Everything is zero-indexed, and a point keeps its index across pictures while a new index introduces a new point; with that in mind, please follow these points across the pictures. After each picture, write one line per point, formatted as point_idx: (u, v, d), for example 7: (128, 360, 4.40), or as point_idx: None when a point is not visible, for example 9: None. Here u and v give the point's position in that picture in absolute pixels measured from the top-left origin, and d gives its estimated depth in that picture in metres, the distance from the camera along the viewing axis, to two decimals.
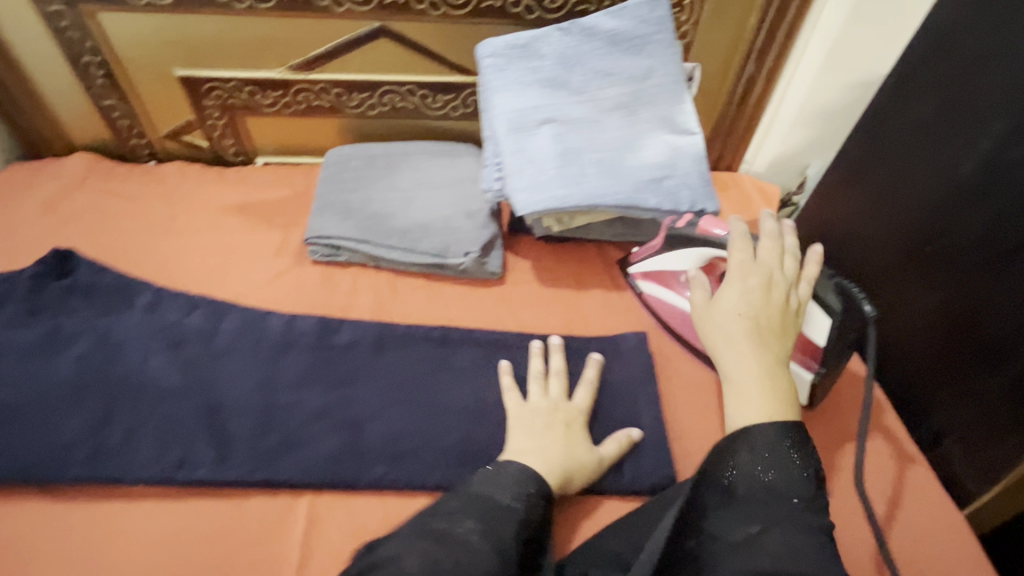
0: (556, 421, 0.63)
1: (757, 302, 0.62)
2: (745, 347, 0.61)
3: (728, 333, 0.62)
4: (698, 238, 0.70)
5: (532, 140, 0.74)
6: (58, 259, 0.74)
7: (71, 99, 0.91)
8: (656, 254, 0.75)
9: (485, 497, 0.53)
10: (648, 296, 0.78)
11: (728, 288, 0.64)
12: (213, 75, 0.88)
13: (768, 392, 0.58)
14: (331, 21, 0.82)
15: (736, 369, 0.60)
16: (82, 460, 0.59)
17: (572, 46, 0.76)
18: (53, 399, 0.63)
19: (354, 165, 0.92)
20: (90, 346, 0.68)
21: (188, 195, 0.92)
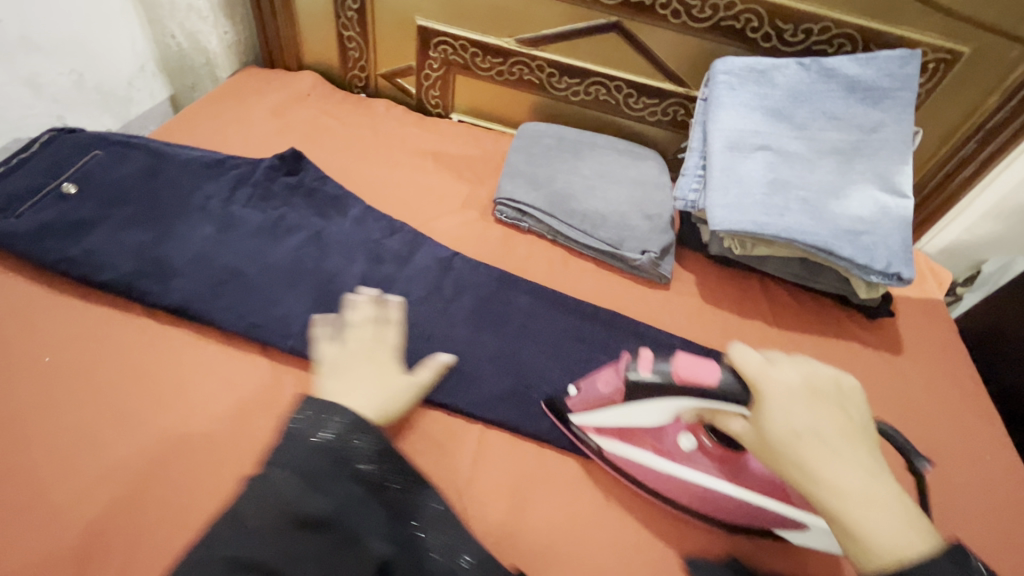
0: (369, 358, 0.61)
1: (809, 406, 0.48)
2: (855, 460, 0.46)
3: (813, 432, 0.46)
4: (677, 388, 0.54)
5: (745, 162, 0.75)
6: (292, 159, 0.84)
7: (319, 24, 1.02)
8: (605, 403, 0.61)
9: (298, 436, 0.50)
10: (615, 460, 0.61)
11: (777, 370, 0.50)
12: (447, 30, 0.95)
13: (883, 513, 0.43)
14: (574, 6, 0.87)
15: (845, 476, 0.45)
16: (296, 334, 0.66)
17: (808, 82, 0.77)
18: (277, 276, 0.71)
19: (546, 142, 0.97)
20: (307, 240, 0.76)
21: (392, 132, 1.00)
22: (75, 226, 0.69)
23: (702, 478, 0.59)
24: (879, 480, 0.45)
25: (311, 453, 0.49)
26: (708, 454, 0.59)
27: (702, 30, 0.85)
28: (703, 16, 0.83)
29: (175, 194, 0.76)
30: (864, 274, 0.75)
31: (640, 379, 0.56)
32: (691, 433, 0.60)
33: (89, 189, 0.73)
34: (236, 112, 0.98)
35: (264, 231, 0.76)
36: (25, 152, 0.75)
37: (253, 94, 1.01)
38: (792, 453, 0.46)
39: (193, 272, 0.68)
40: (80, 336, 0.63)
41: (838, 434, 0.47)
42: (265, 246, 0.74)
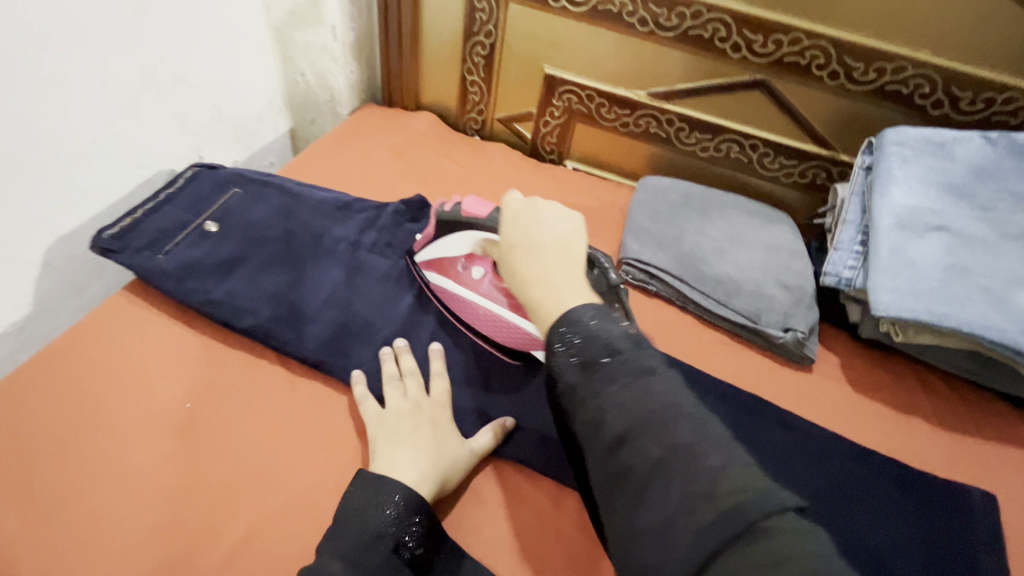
0: (421, 423, 0.59)
1: (518, 229, 0.57)
2: (553, 263, 0.54)
3: (517, 245, 0.56)
4: (464, 220, 0.65)
5: (916, 243, 0.68)
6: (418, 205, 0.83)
7: (444, 69, 1.03)
8: (434, 239, 0.69)
9: (360, 520, 0.50)
10: (433, 289, 0.70)
11: (540, 220, 0.57)
12: (575, 80, 0.93)
13: (558, 288, 0.52)
14: (718, 62, 0.83)
15: (533, 271, 0.54)
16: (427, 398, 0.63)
17: (993, 158, 0.69)
18: (407, 330, 0.69)
19: (671, 199, 0.92)
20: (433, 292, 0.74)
21: (510, 178, 0.98)
22: (217, 266, 0.69)
23: (480, 300, 0.66)
24: (554, 259, 0.54)
25: (370, 537, 0.49)
26: (495, 286, 0.66)
27: (861, 93, 0.79)
28: (865, 78, 0.77)
29: (307, 237, 0.76)
30: None
31: (447, 215, 0.67)
32: (482, 264, 0.68)
33: (229, 228, 0.74)
34: (358, 151, 0.98)
35: (392, 279, 0.74)
36: (173, 187, 0.77)
37: (374, 133, 1.02)
38: (507, 260, 0.56)
39: (326, 322, 0.67)
40: (220, 383, 0.62)
41: (538, 245, 0.56)
42: (394, 296, 0.72)
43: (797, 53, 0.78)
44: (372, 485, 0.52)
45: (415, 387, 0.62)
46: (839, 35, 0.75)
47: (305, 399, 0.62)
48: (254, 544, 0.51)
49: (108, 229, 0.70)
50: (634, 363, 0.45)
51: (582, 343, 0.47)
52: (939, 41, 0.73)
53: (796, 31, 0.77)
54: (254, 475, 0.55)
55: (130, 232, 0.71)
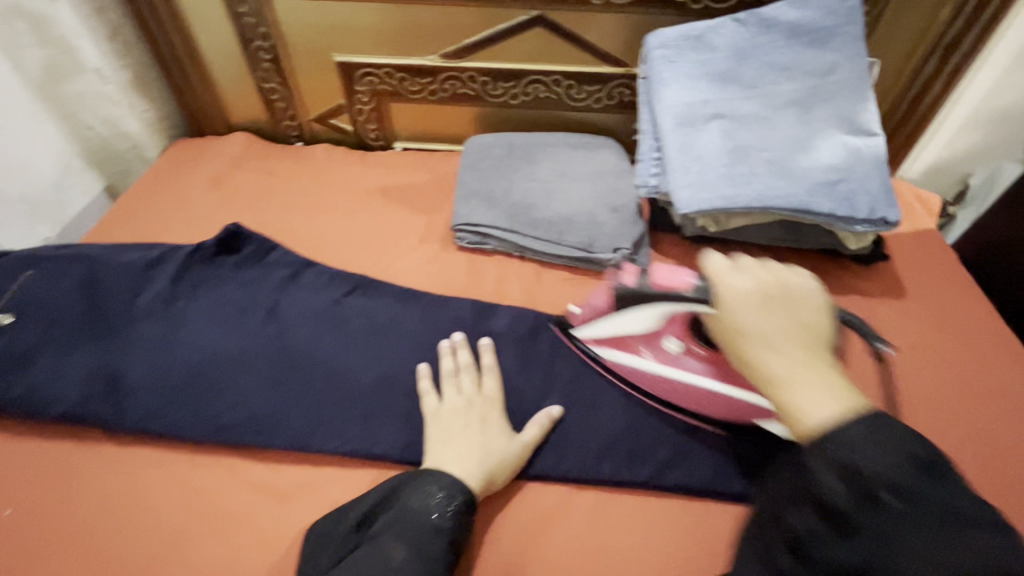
0: (472, 418, 0.62)
1: (745, 309, 0.49)
2: (797, 349, 0.46)
3: (761, 331, 0.47)
4: (658, 294, 0.59)
5: (699, 136, 0.71)
6: (231, 234, 0.79)
7: (238, 82, 0.97)
8: (600, 314, 0.66)
9: (414, 516, 0.53)
10: (609, 365, 0.67)
11: (780, 308, 0.49)
12: (368, 62, 0.91)
13: (813, 383, 0.43)
14: (491, 8, 0.83)
15: (772, 358, 0.45)
16: (266, 428, 0.63)
17: (746, 38, 0.72)
18: (243, 365, 0.68)
19: (496, 153, 0.92)
20: (267, 318, 0.73)
21: (338, 176, 0.96)
22: (23, 358, 0.66)
23: (697, 379, 0.62)
24: (806, 344, 0.46)
25: (425, 527, 0.52)
26: (696, 357, 0.62)
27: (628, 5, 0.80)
28: None
29: (118, 300, 0.72)
30: (848, 226, 0.71)
31: (624, 289, 0.62)
32: (674, 335, 0.63)
33: (28, 315, 0.70)
34: (172, 192, 0.93)
35: (222, 316, 0.73)
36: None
37: (187, 168, 0.97)
38: (764, 374, 0.45)
39: (153, 385, 0.66)
40: (58, 478, 0.61)
41: (789, 331, 0.47)
42: (226, 332, 0.71)
43: None
44: (423, 484, 0.55)
45: (459, 382, 0.65)
46: None
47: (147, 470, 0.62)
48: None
49: None
50: (933, 497, 0.34)
51: (856, 470, 0.36)
52: None
53: None
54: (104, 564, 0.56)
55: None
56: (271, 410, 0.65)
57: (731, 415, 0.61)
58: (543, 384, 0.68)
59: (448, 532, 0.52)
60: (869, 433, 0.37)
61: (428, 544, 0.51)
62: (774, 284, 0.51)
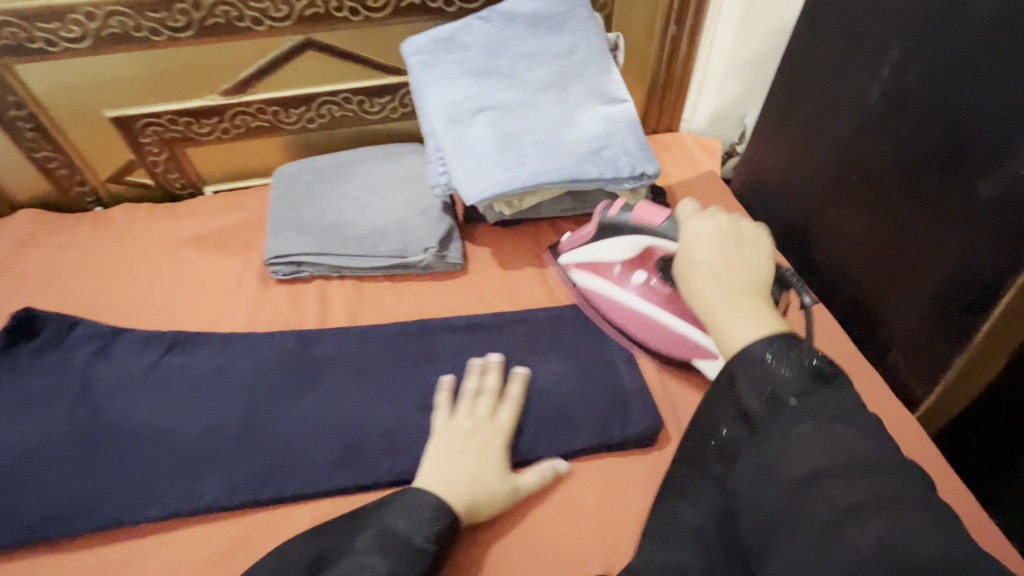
0: (471, 444, 0.61)
1: (702, 243, 0.56)
2: (740, 279, 0.52)
3: (710, 259, 0.54)
4: (631, 226, 0.69)
5: (469, 130, 0.75)
6: (23, 319, 0.74)
7: (6, 157, 0.90)
8: (588, 243, 0.76)
9: (395, 533, 0.53)
10: (583, 289, 0.77)
11: (719, 244, 0.56)
12: (145, 112, 0.87)
13: (744, 309, 0.50)
14: (254, 40, 0.82)
15: (709, 287, 0.52)
16: (81, 515, 0.61)
17: (493, 33, 0.77)
18: (47, 458, 0.64)
19: (303, 179, 0.93)
20: (74, 401, 0.69)
21: (145, 235, 0.91)
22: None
23: (653, 309, 0.71)
24: (743, 278, 0.53)
25: (409, 549, 0.52)
26: (656, 290, 0.72)
27: (386, 18, 0.83)
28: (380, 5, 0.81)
29: None
30: (619, 185, 0.79)
31: (610, 220, 0.72)
32: (642, 270, 0.73)
33: None
34: None
35: (22, 409, 0.68)
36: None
37: None
38: (703, 304, 0.52)
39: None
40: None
41: (732, 263, 0.54)
42: (28, 426, 0.67)
43: (310, 5, 0.80)
44: (407, 504, 0.56)
45: (455, 409, 0.65)
46: None
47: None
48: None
49: None
50: (828, 403, 0.44)
51: (779, 386, 0.45)
52: None
53: None
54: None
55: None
56: (87, 493, 0.62)
57: (674, 349, 0.71)
58: (371, 394, 0.69)
59: (430, 553, 0.53)
60: (781, 351, 0.46)
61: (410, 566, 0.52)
62: (737, 226, 0.57)
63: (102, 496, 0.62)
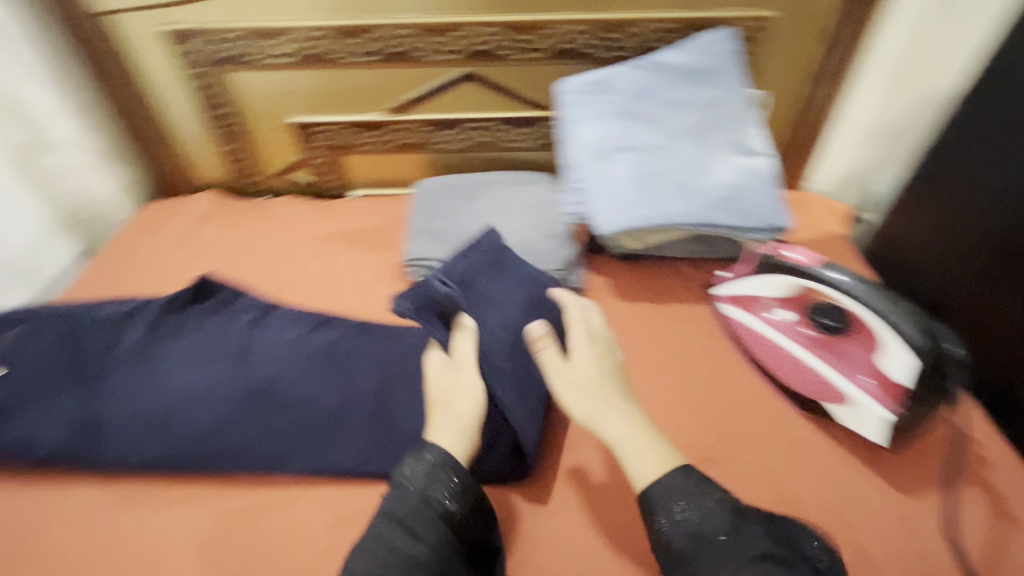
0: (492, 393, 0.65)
1: (605, 366, 0.63)
2: (620, 405, 0.60)
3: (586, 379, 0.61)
4: (784, 267, 0.72)
5: (610, 167, 0.81)
6: (197, 287, 0.84)
7: (204, 145, 1.06)
8: (743, 278, 0.78)
9: (408, 489, 0.57)
10: (730, 321, 0.79)
11: (585, 357, 0.63)
12: (319, 119, 1.00)
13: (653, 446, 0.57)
14: (424, 68, 0.93)
15: (619, 419, 0.59)
16: (239, 461, 0.71)
17: (644, 80, 0.83)
18: (212, 405, 0.73)
19: (440, 194, 1.01)
20: (232, 362, 0.77)
21: (296, 223, 1.03)
22: (11, 405, 0.74)
23: (798, 352, 0.73)
24: (627, 401, 0.60)
25: (417, 503, 0.56)
26: (802, 333, 0.74)
27: (542, 58, 0.91)
28: (539, 47, 0.90)
29: (97, 350, 0.78)
30: (748, 235, 0.81)
31: (767, 258, 0.74)
32: (790, 311, 0.76)
33: (21, 367, 0.77)
34: (143, 249, 1.00)
35: (189, 361, 0.77)
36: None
37: (156, 226, 1.04)
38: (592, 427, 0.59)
39: (131, 427, 0.72)
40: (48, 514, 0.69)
41: (592, 383, 0.61)
42: (192, 378, 0.76)
43: (479, 42, 0.89)
44: (414, 459, 0.58)
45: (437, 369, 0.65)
46: (500, 19, 0.86)
47: (138, 498, 0.70)
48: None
49: None
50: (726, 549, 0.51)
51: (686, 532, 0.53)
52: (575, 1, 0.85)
53: (468, 25, 0.87)
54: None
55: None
56: (242, 444, 0.71)
57: (813, 393, 0.70)
58: None
59: (437, 503, 0.56)
60: (687, 484, 0.55)
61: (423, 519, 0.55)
62: (582, 333, 0.65)
63: (255, 448, 0.71)
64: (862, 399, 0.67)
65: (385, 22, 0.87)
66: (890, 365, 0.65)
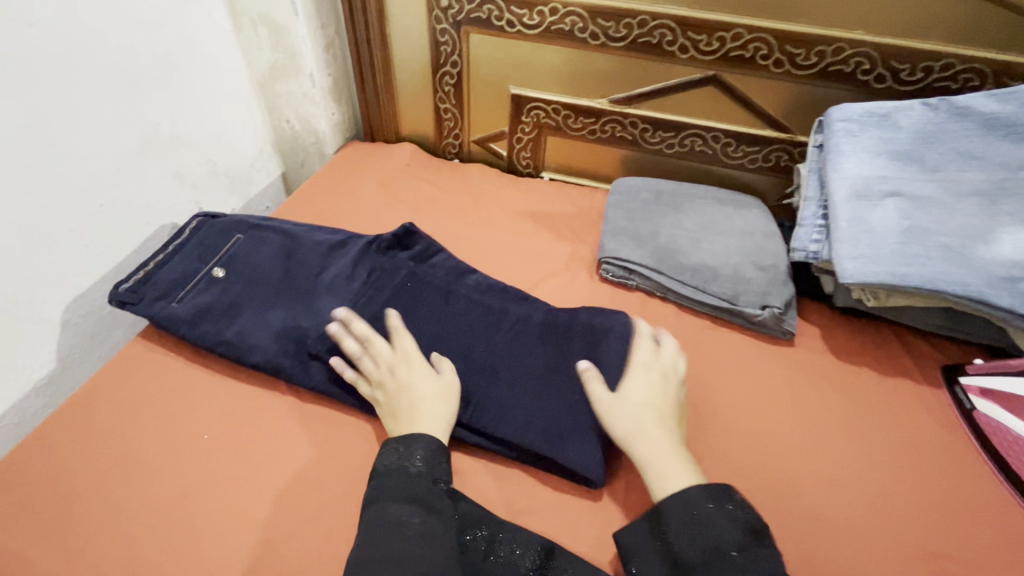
0: (655, 370, 0.68)
1: (655, 395, 0.65)
2: (661, 433, 0.61)
3: (639, 411, 0.62)
4: None
5: (873, 211, 0.71)
6: (406, 232, 0.85)
7: (419, 100, 1.09)
8: (1020, 375, 0.67)
9: (395, 468, 0.57)
10: (984, 421, 0.68)
11: (636, 386, 0.65)
12: (540, 96, 0.99)
13: (667, 459, 0.59)
14: (670, 64, 0.88)
15: (645, 443, 0.60)
16: None
17: (934, 123, 0.73)
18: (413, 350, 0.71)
19: (643, 197, 0.96)
20: (433, 315, 0.76)
21: (492, 196, 1.03)
22: (226, 308, 0.76)
23: None
24: (648, 422, 0.62)
25: (409, 478, 0.57)
26: None
27: (805, 77, 0.83)
28: (807, 63, 0.82)
29: (309, 274, 0.80)
30: None
31: None
32: None
33: (235, 271, 0.80)
34: (347, 186, 1.04)
35: (392, 301, 0.77)
36: (179, 239, 0.82)
37: (360, 167, 1.08)
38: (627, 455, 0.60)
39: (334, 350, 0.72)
40: (243, 418, 0.69)
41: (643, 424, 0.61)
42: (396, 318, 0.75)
43: (742, 47, 0.83)
44: (405, 440, 0.60)
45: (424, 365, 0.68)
46: (776, 27, 0.79)
47: (326, 424, 0.69)
48: (293, 539, 0.59)
49: (124, 282, 0.76)
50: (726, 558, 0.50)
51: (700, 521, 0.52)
52: (873, 19, 0.76)
53: (737, 28, 0.81)
54: (291, 502, 0.62)
55: (143, 285, 0.77)
56: None
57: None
58: None
59: (424, 479, 0.57)
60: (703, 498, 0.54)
61: (438, 502, 0.56)
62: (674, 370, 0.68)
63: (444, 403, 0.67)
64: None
65: (649, 11, 0.84)
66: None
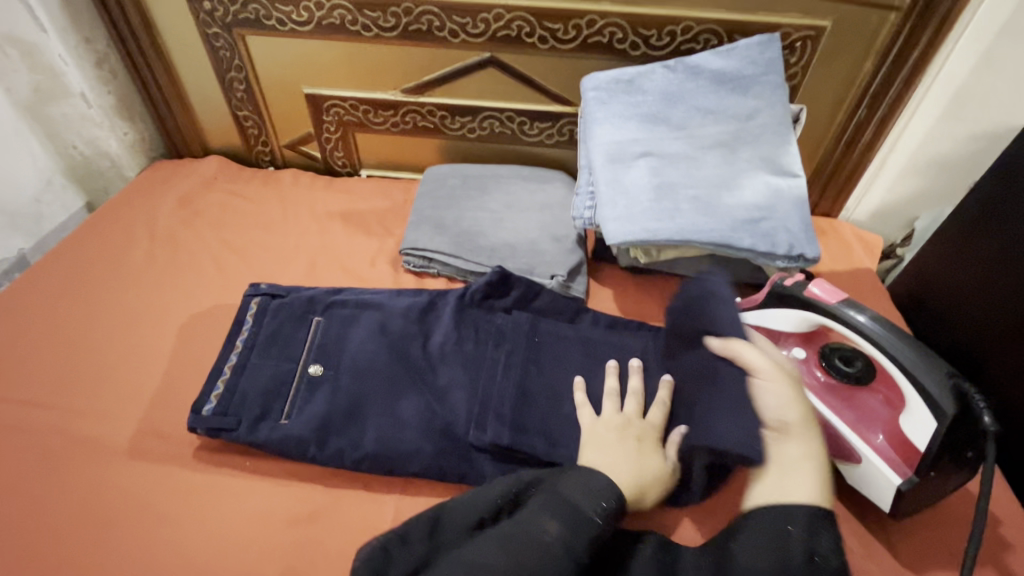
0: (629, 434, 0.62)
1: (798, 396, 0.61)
2: (795, 438, 0.57)
3: (790, 418, 0.59)
4: (800, 299, 0.65)
5: (627, 172, 0.75)
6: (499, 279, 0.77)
7: (216, 110, 1.04)
8: (754, 307, 0.71)
9: (575, 499, 0.52)
10: None
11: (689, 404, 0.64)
12: (334, 94, 0.97)
13: (790, 474, 0.54)
14: (446, 49, 0.88)
15: (792, 450, 0.56)
16: (247, 425, 0.65)
17: (675, 83, 0.77)
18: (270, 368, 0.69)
19: (450, 183, 0.96)
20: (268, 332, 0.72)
21: (301, 199, 1.00)
22: (349, 411, 0.66)
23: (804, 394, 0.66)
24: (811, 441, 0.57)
25: (583, 516, 0.51)
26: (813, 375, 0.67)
27: (571, 50, 0.86)
28: (568, 37, 0.84)
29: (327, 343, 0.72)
30: (771, 261, 0.74)
31: (782, 288, 0.67)
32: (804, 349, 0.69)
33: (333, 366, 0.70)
34: (142, 209, 0.97)
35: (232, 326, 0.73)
36: (245, 333, 0.72)
37: (158, 187, 1.01)
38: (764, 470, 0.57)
39: (340, 426, 0.65)
40: (7, 473, 0.66)
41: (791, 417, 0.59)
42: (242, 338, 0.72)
43: (506, 27, 0.84)
44: (582, 477, 0.54)
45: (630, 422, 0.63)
46: (530, 5, 0.81)
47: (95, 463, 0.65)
48: None
49: (208, 405, 0.66)
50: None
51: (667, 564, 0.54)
52: None
53: (496, 8, 0.82)
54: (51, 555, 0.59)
55: (231, 404, 0.66)
56: (257, 412, 0.66)
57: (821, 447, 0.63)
58: None
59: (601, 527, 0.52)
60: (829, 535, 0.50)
61: (583, 533, 0.50)
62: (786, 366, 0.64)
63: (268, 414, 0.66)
64: (873, 459, 0.59)
65: None
66: (909, 427, 0.57)
